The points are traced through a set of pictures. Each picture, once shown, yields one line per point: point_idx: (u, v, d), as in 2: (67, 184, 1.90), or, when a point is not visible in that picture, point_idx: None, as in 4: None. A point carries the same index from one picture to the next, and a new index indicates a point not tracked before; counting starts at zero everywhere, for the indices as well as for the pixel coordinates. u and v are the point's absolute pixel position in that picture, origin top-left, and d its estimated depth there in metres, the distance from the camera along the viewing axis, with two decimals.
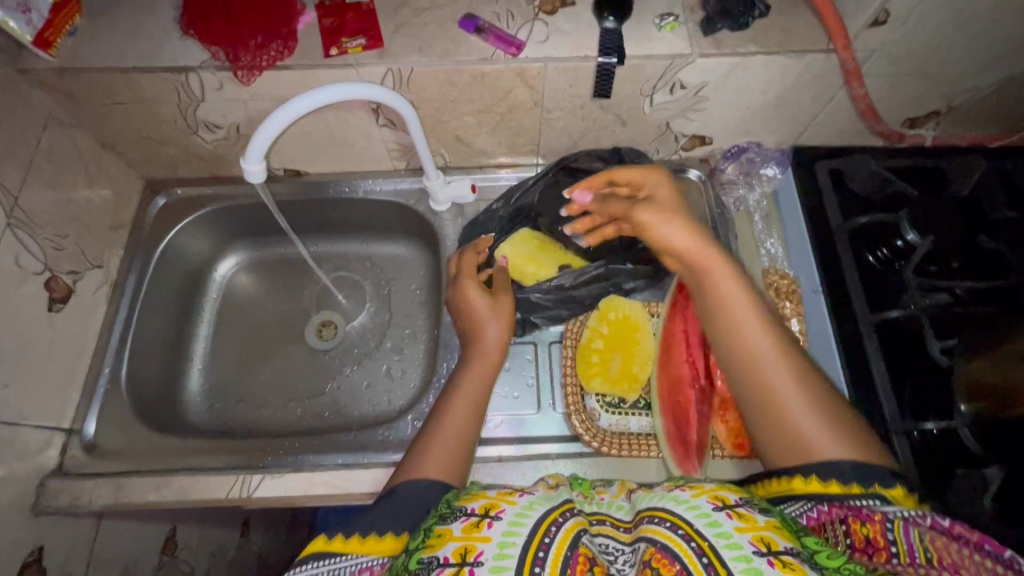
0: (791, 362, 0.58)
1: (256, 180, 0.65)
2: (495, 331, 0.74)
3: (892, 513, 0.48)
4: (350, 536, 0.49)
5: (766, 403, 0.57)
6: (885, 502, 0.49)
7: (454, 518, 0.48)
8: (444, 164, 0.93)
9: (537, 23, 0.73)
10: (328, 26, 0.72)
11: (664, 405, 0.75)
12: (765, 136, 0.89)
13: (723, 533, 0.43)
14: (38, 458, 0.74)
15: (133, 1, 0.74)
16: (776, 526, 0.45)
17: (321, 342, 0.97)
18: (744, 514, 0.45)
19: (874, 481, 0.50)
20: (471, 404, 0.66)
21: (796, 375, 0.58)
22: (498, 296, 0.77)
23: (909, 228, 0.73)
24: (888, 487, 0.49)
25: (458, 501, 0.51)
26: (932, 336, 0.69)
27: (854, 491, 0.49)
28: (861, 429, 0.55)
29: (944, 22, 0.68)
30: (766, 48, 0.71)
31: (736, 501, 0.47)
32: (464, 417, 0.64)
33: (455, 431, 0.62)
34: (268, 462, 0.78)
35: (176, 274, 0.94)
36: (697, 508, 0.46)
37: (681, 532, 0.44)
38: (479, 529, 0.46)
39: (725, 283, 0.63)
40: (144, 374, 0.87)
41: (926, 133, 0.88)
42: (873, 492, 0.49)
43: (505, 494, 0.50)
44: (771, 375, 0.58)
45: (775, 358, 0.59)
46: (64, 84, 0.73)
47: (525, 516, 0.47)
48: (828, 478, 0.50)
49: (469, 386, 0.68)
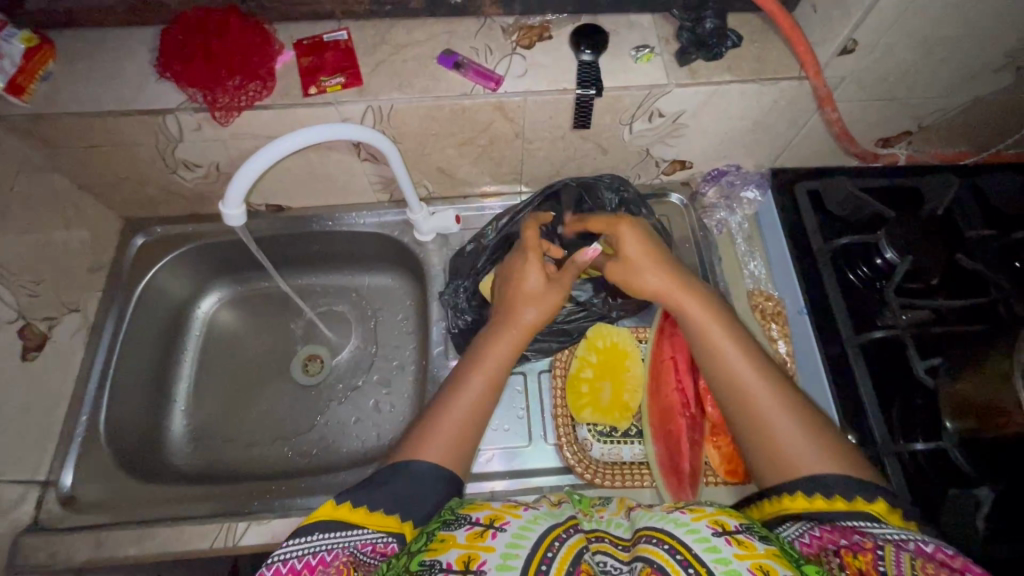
0: (775, 385, 0.59)
1: (236, 223, 0.65)
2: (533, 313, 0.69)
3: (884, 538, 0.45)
4: (360, 505, 0.51)
5: (755, 424, 0.57)
6: (874, 523, 0.47)
7: (457, 525, 0.49)
8: (427, 195, 0.93)
9: (515, 57, 0.74)
10: (307, 65, 0.72)
11: (656, 431, 0.74)
12: (744, 160, 0.91)
13: (722, 559, 0.43)
14: (12, 514, 0.71)
15: (108, 44, 0.74)
16: (776, 555, 0.44)
17: (307, 377, 0.95)
18: (743, 541, 0.45)
19: (855, 494, 0.50)
20: (487, 378, 0.64)
21: (783, 397, 0.59)
22: (551, 283, 0.72)
23: (888, 247, 0.73)
24: (868, 501, 0.50)
25: (463, 509, 0.52)
26: (916, 357, 0.68)
27: (840, 506, 0.50)
28: (842, 440, 0.56)
29: (909, 50, 0.70)
30: (740, 77, 0.73)
31: (735, 527, 0.47)
32: (479, 393, 0.63)
33: (461, 416, 0.61)
34: (253, 507, 0.76)
35: (157, 314, 0.92)
36: (696, 532, 0.46)
37: (679, 557, 0.44)
38: (483, 538, 0.47)
39: (702, 319, 0.65)
40: (124, 419, 0.84)
41: (899, 151, 0.90)
42: (857, 507, 0.49)
43: (510, 507, 0.51)
44: (758, 399, 0.58)
45: (759, 382, 0.59)
46: (38, 129, 0.72)
47: (529, 530, 0.48)
48: (813, 493, 0.51)
49: (491, 359, 0.66)
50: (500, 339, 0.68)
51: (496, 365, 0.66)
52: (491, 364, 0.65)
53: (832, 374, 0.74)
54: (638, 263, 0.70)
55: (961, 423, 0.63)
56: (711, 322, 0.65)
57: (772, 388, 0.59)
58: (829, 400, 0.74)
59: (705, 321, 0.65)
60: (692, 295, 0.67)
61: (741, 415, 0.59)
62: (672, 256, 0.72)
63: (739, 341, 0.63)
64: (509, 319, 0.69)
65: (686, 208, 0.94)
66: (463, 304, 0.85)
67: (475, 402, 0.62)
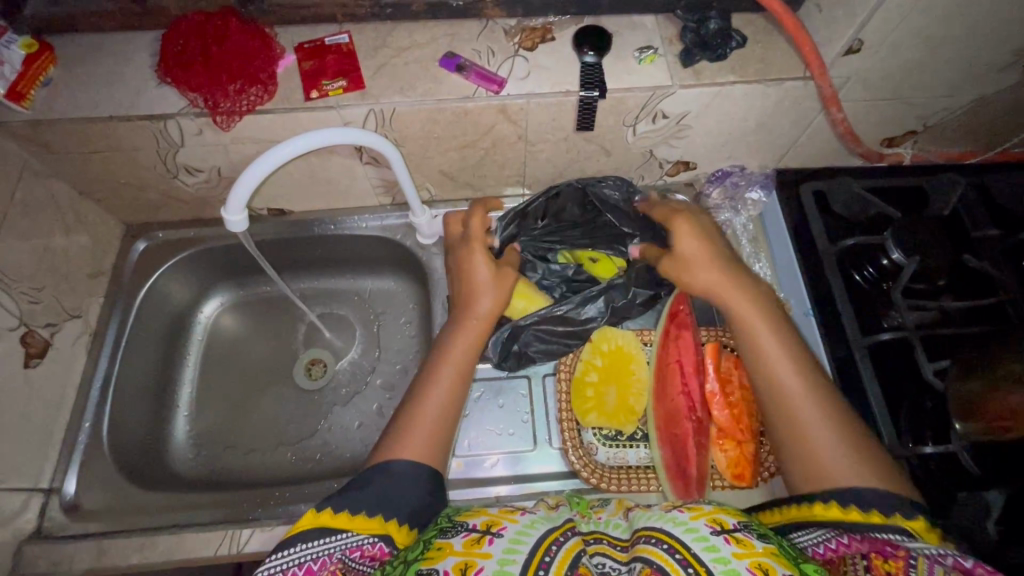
0: (822, 394, 0.59)
1: (238, 229, 0.64)
2: (489, 301, 0.71)
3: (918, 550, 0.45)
4: (342, 511, 0.50)
5: (796, 430, 0.57)
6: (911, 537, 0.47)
7: (455, 532, 0.49)
8: (429, 198, 0.92)
9: (518, 60, 0.73)
10: (308, 68, 0.71)
11: (662, 435, 0.73)
12: (748, 160, 0.90)
13: (721, 558, 0.43)
14: (14, 523, 0.71)
15: (108, 50, 0.73)
16: (773, 553, 0.44)
17: (310, 382, 0.95)
18: (742, 539, 0.44)
19: (895, 510, 0.49)
20: (456, 368, 0.65)
21: (827, 406, 0.58)
22: (502, 269, 0.74)
23: (894, 248, 0.72)
24: (906, 516, 0.49)
25: (459, 517, 0.52)
26: (924, 359, 0.68)
27: (878, 520, 0.49)
28: (881, 453, 0.55)
29: (914, 50, 0.70)
30: (745, 79, 0.72)
31: (734, 525, 0.46)
32: (449, 382, 0.63)
33: (437, 410, 0.61)
34: (257, 514, 0.75)
35: (159, 319, 0.92)
36: (695, 530, 0.45)
37: (678, 557, 0.43)
38: (480, 545, 0.47)
39: (750, 315, 0.64)
40: (126, 425, 0.84)
41: (905, 151, 0.90)
42: (895, 522, 0.48)
43: (507, 512, 0.52)
44: (800, 406, 0.58)
45: (804, 389, 0.59)
46: (38, 135, 0.71)
47: (526, 535, 0.48)
48: (849, 505, 0.50)
49: (456, 351, 0.66)
50: (460, 333, 0.68)
51: (464, 355, 0.66)
52: (458, 356, 0.66)
53: (839, 377, 0.73)
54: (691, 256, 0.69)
55: (971, 425, 0.62)
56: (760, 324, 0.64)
57: (818, 397, 0.58)
58: None
59: (750, 318, 0.64)
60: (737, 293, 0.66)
61: (778, 414, 0.59)
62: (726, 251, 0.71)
63: (788, 346, 0.62)
64: (465, 310, 0.71)
65: None
66: None
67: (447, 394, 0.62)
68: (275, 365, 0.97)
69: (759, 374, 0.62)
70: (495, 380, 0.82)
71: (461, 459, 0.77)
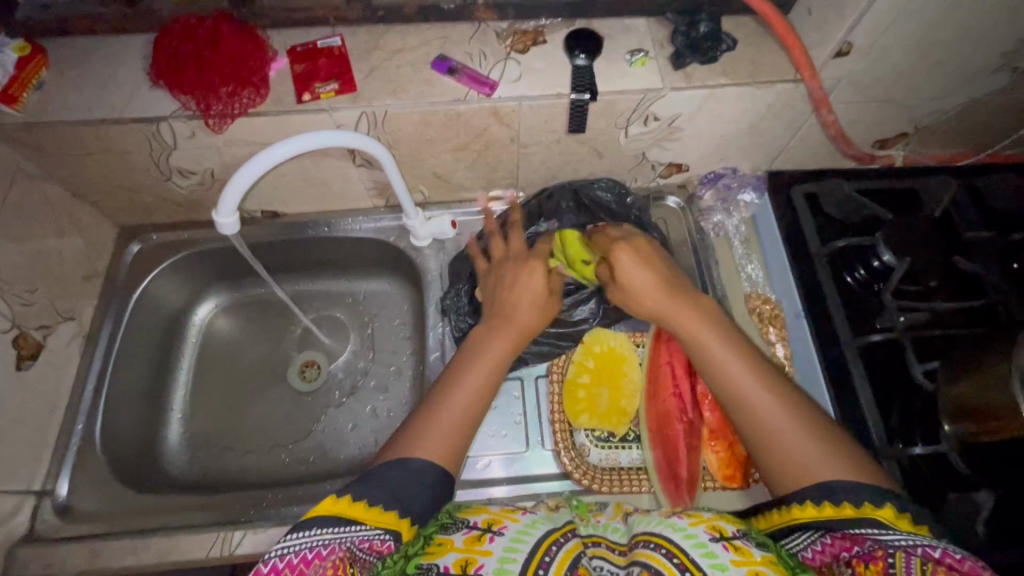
0: (785, 398, 0.59)
1: (229, 230, 0.64)
2: (531, 316, 0.72)
3: (893, 544, 0.45)
4: (359, 500, 0.49)
5: (770, 441, 0.57)
6: (883, 530, 0.47)
7: (454, 530, 0.51)
8: (423, 201, 0.92)
9: (509, 62, 0.73)
10: (300, 71, 0.71)
11: (654, 437, 0.74)
12: (741, 163, 0.90)
13: (719, 564, 0.43)
14: (7, 525, 0.71)
15: (100, 52, 0.73)
16: (771, 562, 0.44)
17: (304, 384, 0.95)
18: (741, 548, 0.45)
19: (862, 500, 0.50)
20: (486, 375, 0.65)
21: (794, 410, 0.58)
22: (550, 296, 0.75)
23: (885, 249, 0.72)
24: (875, 506, 0.49)
25: (460, 514, 0.54)
26: (914, 360, 0.69)
27: (848, 514, 0.49)
28: (855, 448, 0.55)
29: (903, 53, 0.70)
30: (736, 81, 0.72)
31: (733, 532, 0.47)
32: (477, 389, 0.64)
33: (458, 415, 0.61)
34: (250, 516, 0.76)
35: (153, 321, 0.92)
36: (694, 536, 0.46)
37: (677, 561, 0.43)
38: (481, 543, 0.48)
39: (699, 330, 0.65)
40: (120, 427, 0.84)
41: (896, 153, 0.90)
42: (865, 515, 0.49)
43: (508, 512, 0.52)
44: (769, 415, 0.58)
45: (771, 397, 0.59)
46: (31, 138, 0.71)
47: (527, 534, 0.48)
48: (821, 501, 0.51)
49: (488, 359, 0.67)
50: (491, 341, 0.69)
51: (494, 363, 0.67)
52: (487, 365, 0.66)
53: (831, 379, 0.73)
54: (637, 278, 0.70)
55: (960, 425, 0.62)
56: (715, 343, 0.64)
57: (784, 404, 0.58)
58: (827, 402, 0.74)
59: (702, 335, 0.65)
60: (686, 310, 0.67)
61: (749, 427, 0.59)
62: (669, 269, 0.72)
63: (747, 359, 0.62)
64: (503, 318, 0.71)
65: (683, 210, 0.93)
66: (464, 309, 0.84)
67: (472, 400, 0.63)
68: (270, 368, 0.96)
69: (723, 391, 0.62)
70: None
71: None
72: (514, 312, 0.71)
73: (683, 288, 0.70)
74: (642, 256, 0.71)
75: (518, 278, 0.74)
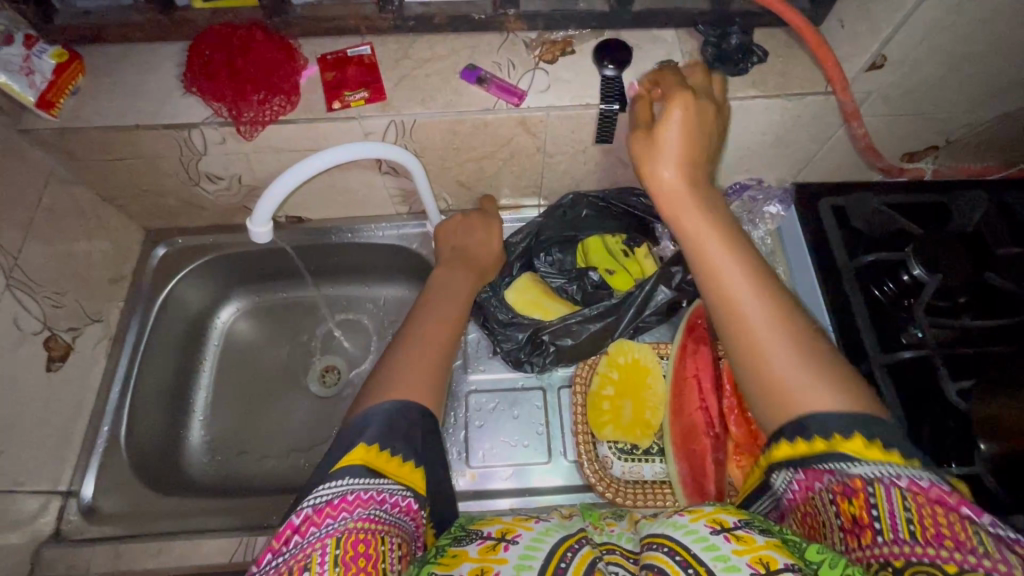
0: (786, 315, 0.50)
1: (263, 240, 0.65)
2: (484, 246, 0.80)
3: (868, 472, 0.42)
4: (384, 450, 0.50)
5: (756, 356, 0.49)
6: (856, 461, 0.42)
7: (469, 540, 0.49)
8: (445, 208, 0.92)
9: (538, 72, 0.73)
10: (330, 79, 0.72)
11: (679, 452, 0.72)
12: (766, 174, 0.91)
13: (721, 556, 0.41)
14: (33, 525, 0.72)
15: (131, 57, 0.73)
16: (777, 546, 0.42)
17: (324, 389, 0.95)
18: (743, 537, 0.42)
19: (830, 431, 0.44)
20: (456, 305, 0.70)
21: (790, 326, 0.50)
22: (491, 231, 0.81)
23: (917, 264, 0.71)
24: (845, 436, 0.44)
25: (472, 526, 0.52)
26: (948, 379, 0.68)
27: (821, 450, 0.44)
28: (847, 369, 0.48)
29: (938, 65, 0.69)
30: (766, 93, 0.72)
31: (734, 522, 0.44)
32: (451, 315, 0.68)
33: (435, 338, 0.63)
34: (272, 521, 0.76)
35: (177, 324, 0.92)
36: (694, 532, 0.44)
37: (678, 558, 0.42)
38: (495, 552, 0.47)
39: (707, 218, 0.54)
40: (143, 431, 0.84)
41: (925, 166, 0.89)
42: (838, 448, 0.43)
43: (522, 520, 0.51)
44: (758, 328, 0.50)
45: (766, 310, 0.50)
46: (65, 142, 0.72)
47: (541, 541, 0.47)
48: (796, 437, 0.46)
49: (457, 289, 0.73)
50: (457, 277, 0.75)
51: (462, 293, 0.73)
52: (453, 297, 0.71)
53: None
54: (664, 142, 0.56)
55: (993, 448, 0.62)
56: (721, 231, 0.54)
57: (782, 322, 0.50)
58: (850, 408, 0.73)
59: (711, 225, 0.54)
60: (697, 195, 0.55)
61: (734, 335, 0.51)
62: (706, 140, 0.57)
63: (747, 258, 0.53)
64: (458, 252, 0.78)
65: None
66: (500, 322, 0.80)
67: (447, 321, 0.67)
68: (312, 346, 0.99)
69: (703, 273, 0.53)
70: (510, 392, 0.82)
71: (474, 470, 0.77)
72: (469, 255, 0.78)
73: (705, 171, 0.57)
74: (686, 122, 0.55)
75: (469, 228, 0.80)
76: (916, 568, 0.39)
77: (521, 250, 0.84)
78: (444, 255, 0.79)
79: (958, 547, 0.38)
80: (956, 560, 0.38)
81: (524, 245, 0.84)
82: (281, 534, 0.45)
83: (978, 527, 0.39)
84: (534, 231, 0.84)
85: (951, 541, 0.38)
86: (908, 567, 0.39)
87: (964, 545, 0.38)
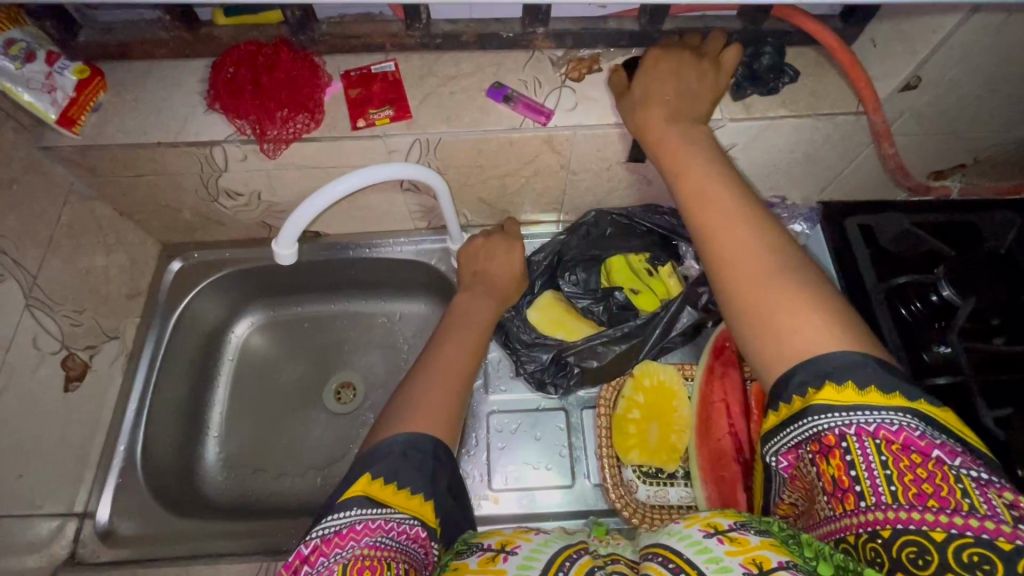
0: (778, 254, 0.49)
1: (287, 262, 0.64)
2: (501, 270, 0.78)
3: (841, 425, 0.41)
4: (389, 483, 0.48)
5: (749, 298, 0.48)
6: (830, 412, 0.41)
7: (470, 553, 0.47)
8: (465, 223, 0.91)
9: (565, 90, 0.72)
10: (355, 96, 0.71)
11: (706, 476, 0.71)
12: (791, 192, 0.89)
13: (713, 557, 0.39)
14: (49, 548, 0.71)
15: (154, 74, 0.72)
16: (771, 545, 0.40)
17: (341, 407, 0.94)
18: (736, 538, 0.40)
19: (803, 386, 0.43)
20: (476, 331, 0.70)
21: (783, 264, 0.49)
22: (511, 245, 0.80)
23: (947, 286, 0.70)
24: (817, 387, 0.42)
25: (475, 538, 0.50)
26: (984, 406, 0.66)
27: (796, 408, 0.43)
28: (842, 306, 0.47)
29: (975, 85, 0.68)
30: (796, 112, 0.71)
31: (729, 525, 0.42)
32: (473, 343, 0.68)
33: (458, 365, 0.63)
34: (292, 545, 0.74)
35: (193, 339, 0.91)
36: (688, 537, 0.42)
37: (671, 566, 0.39)
38: (494, 563, 0.44)
39: (691, 169, 0.56)
40: (159, 449, 0.83)
41: (952, 184, 0.88)
42: (812, 402, 0.42)
43: (521, 532, 0.49)
44: (751, 269, 0.49)
45: (756, 249, 0.50)
46: (86, 159, 0.72)
47: (539, 553, 0.45)
48: (777, 401, 0.44)
49: (478, 315, 0.73)
50: (477, 301, 0.75)
51: (482, 321, 0.72)
52: (473, 324, 0.71)
53: None
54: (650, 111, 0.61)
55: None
56: (707, 180, 0.55)
57: (774, 259, 0.49)
58: None
59: (695, 174, 0.56)
60: (682, 149, 0.57)
61: (726, 278, 0.50)
62: (685, 94, 0.61)
63: (734, 204, 0.53)
64: (479, 279, 0.78)
65: None
66: (523, 341, 0.80)
67: (464, 350, 0.66)
68: (325, 343, 0.98)
69: (695, 226, 0.53)
70: (534, 413, 0.81)
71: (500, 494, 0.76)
72: (492, 279, 0.77)
73: (689, 128, 0.59)
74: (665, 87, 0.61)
75: (495, 251, 0.79)
76: (905, 537, 0.38)
77: (546, 267, 0.84)
78: (462, 280, 0.79)
79: (941, 506, 0.37)
80: (941, 525, 0.37)
81: (548, 262, 0.83)
82: (289, 567, 0.43)
83: (956, 473, 0.38)
84: (558, 247, 0.83)
85: (934, 500, 0.37)
86: (897, 536, 0.38)
87: (948, 503, 0.37)
